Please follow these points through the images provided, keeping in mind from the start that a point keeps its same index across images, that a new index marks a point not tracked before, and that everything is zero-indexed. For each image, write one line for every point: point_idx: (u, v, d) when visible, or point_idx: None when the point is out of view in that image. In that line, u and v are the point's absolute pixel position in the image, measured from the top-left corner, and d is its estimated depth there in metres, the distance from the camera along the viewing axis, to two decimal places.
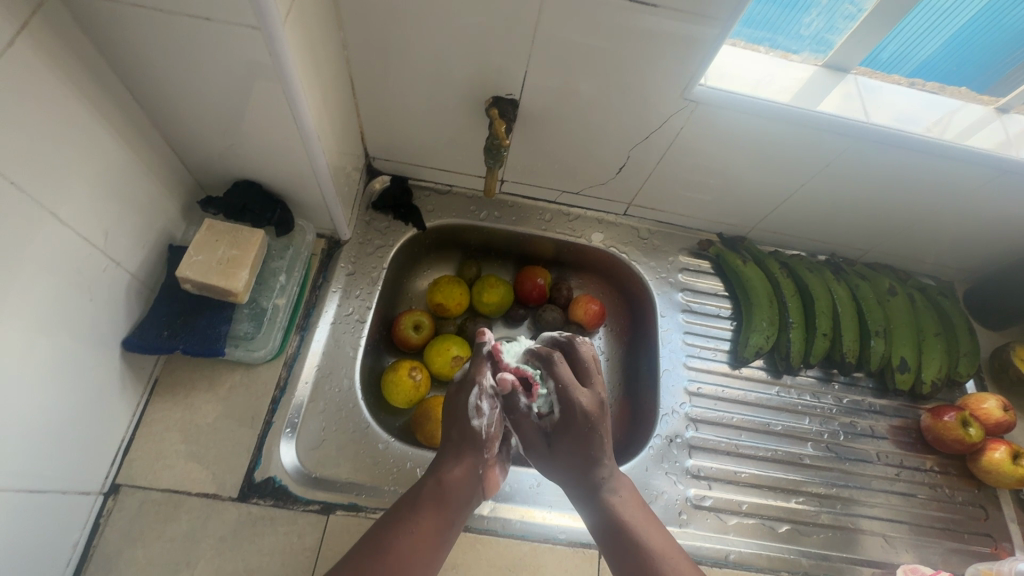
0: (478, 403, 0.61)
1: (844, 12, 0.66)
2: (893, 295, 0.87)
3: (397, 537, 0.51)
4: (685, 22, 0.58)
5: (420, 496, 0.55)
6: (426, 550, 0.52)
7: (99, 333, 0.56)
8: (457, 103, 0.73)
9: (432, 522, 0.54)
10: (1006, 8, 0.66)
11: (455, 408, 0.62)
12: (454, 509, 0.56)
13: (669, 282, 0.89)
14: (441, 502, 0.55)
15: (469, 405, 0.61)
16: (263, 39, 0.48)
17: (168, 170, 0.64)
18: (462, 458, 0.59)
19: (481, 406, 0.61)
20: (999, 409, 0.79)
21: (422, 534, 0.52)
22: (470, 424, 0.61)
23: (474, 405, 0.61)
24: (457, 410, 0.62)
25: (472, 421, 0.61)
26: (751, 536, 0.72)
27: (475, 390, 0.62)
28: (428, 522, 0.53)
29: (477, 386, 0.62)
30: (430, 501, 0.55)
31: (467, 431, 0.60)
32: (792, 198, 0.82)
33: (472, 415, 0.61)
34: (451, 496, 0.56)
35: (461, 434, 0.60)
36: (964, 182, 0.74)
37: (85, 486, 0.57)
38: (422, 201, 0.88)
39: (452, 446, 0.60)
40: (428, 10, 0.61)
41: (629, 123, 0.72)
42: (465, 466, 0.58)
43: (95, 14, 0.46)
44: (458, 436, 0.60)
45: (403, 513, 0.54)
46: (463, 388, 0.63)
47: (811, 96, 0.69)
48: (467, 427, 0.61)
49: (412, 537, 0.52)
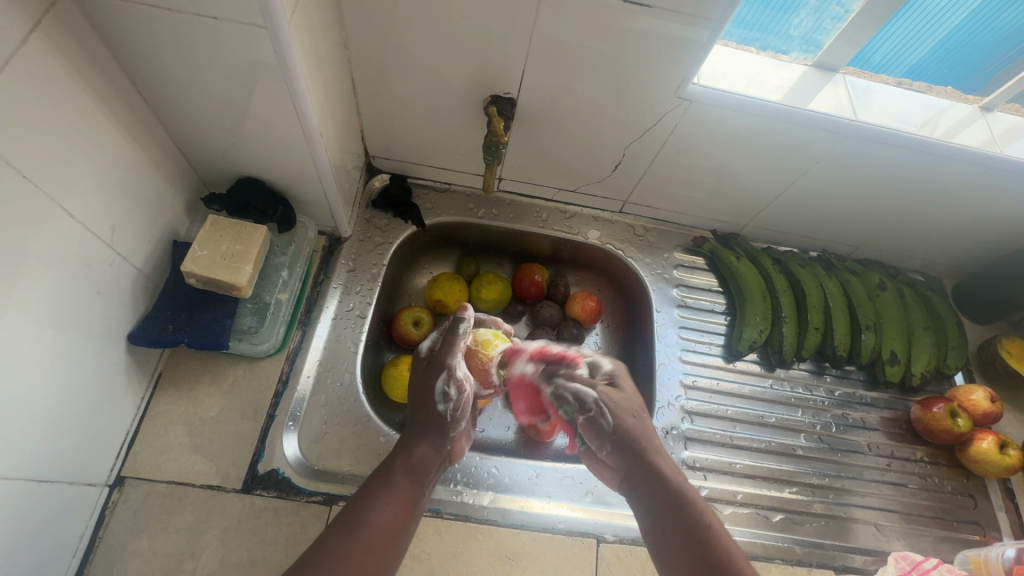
0: (445, 388, 0.60)
1: (831, 13, 0.68)
2: (882, 289, 0.89)
3: (372, 515, 0.48)
4: (679, 22, 0.60)
5: (393, 472, 0.52)
6: (399, 524, 0.49)
7: (105, 326, 0.57)
8: (456, 102, 0.75)
9: (403, 496, 0.51)
10: (992, 14, 0.67)
11: (423, 390, 0.60)
12: (423, 484, 0.54)
13: (664, 278, 0.91)
14: (415, 477, 0.53)
15: (435, 390, 0.60)
16: (269, 38, 0.49)
17: (173, 167, 0.65)
18: (430, 437, 0.57)
19: (449, 391, 0.60)
20: (987, 400, 0.81)
21: (392, 510, 0.49)
22: (436, 409, 0.59)
23: (440, 390, 0.60)
24: (423, 395, 0.60)
25: (439, 405, 0.59)
26: (746, 525, 0.73)
27: (442, 374, 0.60)
28: (402, 495, 0.51)
29: (445, 371, 0.61)
30: (403, 473, 0.53)
31: (434, 414, 0.59)
32: (784, 195, 0.84)
33: (438, 399, 0.59)
34: (424, 473, 0.55)
35: (427, 417, 0.59)
36: (951, 178, 0.76)
37: (90, 478, 0.58)
38: (421, 199, 0.89)
39: (416, 426, 0.58)
40: (429, 10, 0.62)
41: (624, 121, 0.74)
42: (432, 444, 0.57)
43: (105, 14, 0.47)
44: (422, 420, 0.59)
45: (377, 487, 0.51)
46: (432, 370, 0.61)
47: (801, 94, 0.71)
48: (433, 410, 0.59)
49: (384, 512, 0.49)
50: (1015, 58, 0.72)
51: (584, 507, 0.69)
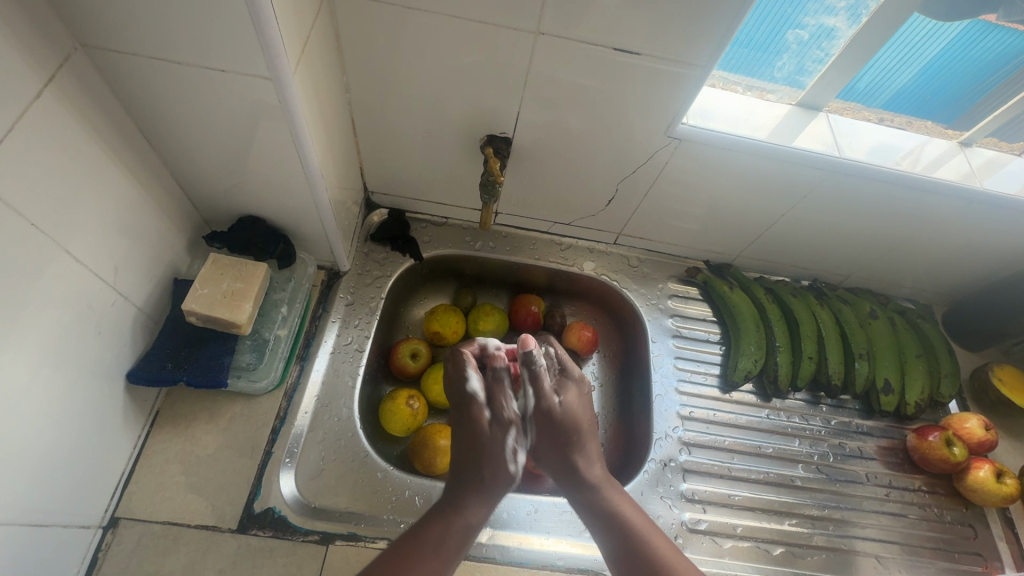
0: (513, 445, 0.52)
1: (813, 56, 0.72)
2: (874, 318, 0.91)
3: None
4: (667, 66, 0.63)
5: (423, 540, 0.47)
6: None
7: (104, 365, 0.57)
8: (453, 141, 0.77)
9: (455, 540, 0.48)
10: (969, 44, 0.70)
11: (466, 432, 0.53)
12: (457, 555, 0.48)
13: (659, 308, 0.92)
14: (449, 546, 0.47)
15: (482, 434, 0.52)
16: (274, 88, 0.51)
17: (176, 207, 0.66)
18: (477, 495, 0.50)
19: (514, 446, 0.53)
20: (982, 428, 0.82)
21: (443, 554, 0.47)
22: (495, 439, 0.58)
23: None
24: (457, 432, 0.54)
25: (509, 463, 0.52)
26: (747, 559, 0.73)
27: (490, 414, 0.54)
28: (429, 571, 0.45)
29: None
30: (432, 545, 0.47)
31: (486, 463, 0.51)
32: (774, 226, 0.86)
33: (509, 459, 0.52)
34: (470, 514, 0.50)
35: (478, 467, 0.51)
36: (936, 211, 0.78)
37: (84, 520, 0.57)
38: (419, 233, 0.91)
39: (467, 479, 0.51)
40: (427, 57, 0.65)
41: (616, 158, 0.76)
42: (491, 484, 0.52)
43: (117, 67, 0.49)
44: (476, 467, 0.51)
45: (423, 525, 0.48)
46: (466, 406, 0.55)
47: (786, 132, 0.74)
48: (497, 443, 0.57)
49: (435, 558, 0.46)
50: (994, 85, 0.74)
51: (583, 542, 0.68)
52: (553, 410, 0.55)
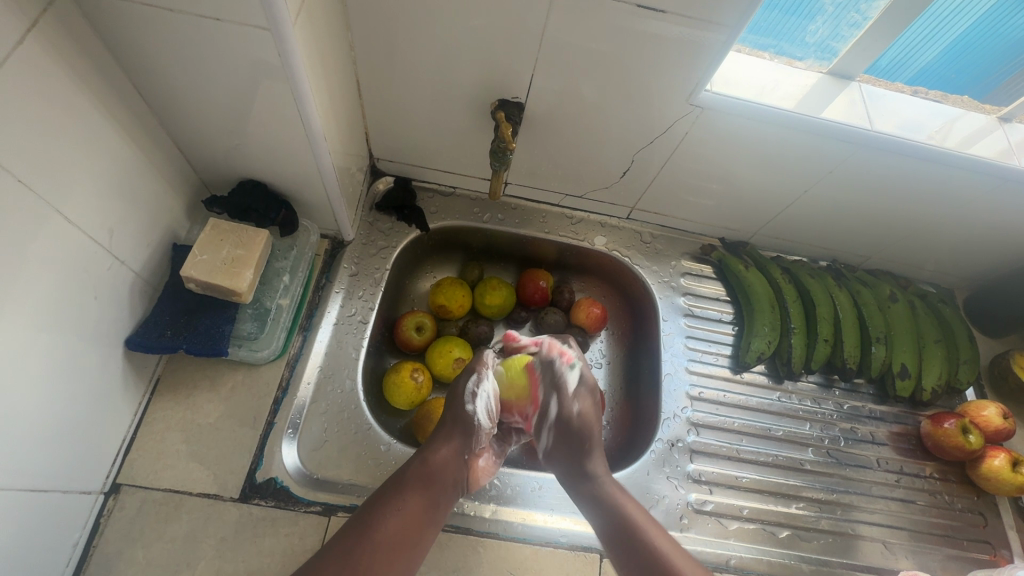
0: (474, 389, 0.66)
1: (849, 20, 0.67)
2: (894, 301, 0.88)
3: (384, 519, 0.53)
4: (694, 27, 0.58)
5: (405, 477, 0.57)
6: (407, 532, 0.53)
7: (102, 331, 0.56)
8: (463, 105, 0.73)
9: (420, 501, 0.56)
10: (1003, 18, 0.66)
11: (455, 398, 0.66)
12: (435, 490, 0.58)
13: (671, 286, 0.89)
14: (429, 484, 0.57)
15: (466, 391, 0.66)
16: (272, 40, 0.48)
17: (173, 168, 0.64)
18: (452, 441, 0.62)
19: (477, 393, 0.66)
20: (999, 416, 0.80)
21: (410, 514, 0.54)
22: (465, 409, 0.65)
23: (470, 390, 0.66)
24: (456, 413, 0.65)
25: (466, 403, 0.65)
26: (752, 541, 0.72)
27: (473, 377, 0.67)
28: (409, 506, 0.55)
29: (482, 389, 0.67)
30: (417, 479, 0.57)
31: (461, 413, 0.65)
32: (795, 203, 0.82)
33: (467, 398, 0.66)
34: (437, 477, 0.59)
35: (455, 418, 0.65)
36: (968, 190, 0.75)
37: (85, 485, 0.57)
38: (425, 203, 0.88)
39: (444, 429, 0.64)
40: (436, 13, 0.61)
41: (633, 127, 0.72)
42: (451, 446, 0.62)
43: (104, 14, 0.46)
44: (450, 418, 0.65)
45: (386, 495, 0.55)
46: (461, 377, 0.68)
47: (815, 102, 0.70)
48: (465, 413, 0.65)
49: (401, 518, 0.53)
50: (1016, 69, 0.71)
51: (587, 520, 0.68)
52: (569, 421, 0.65)
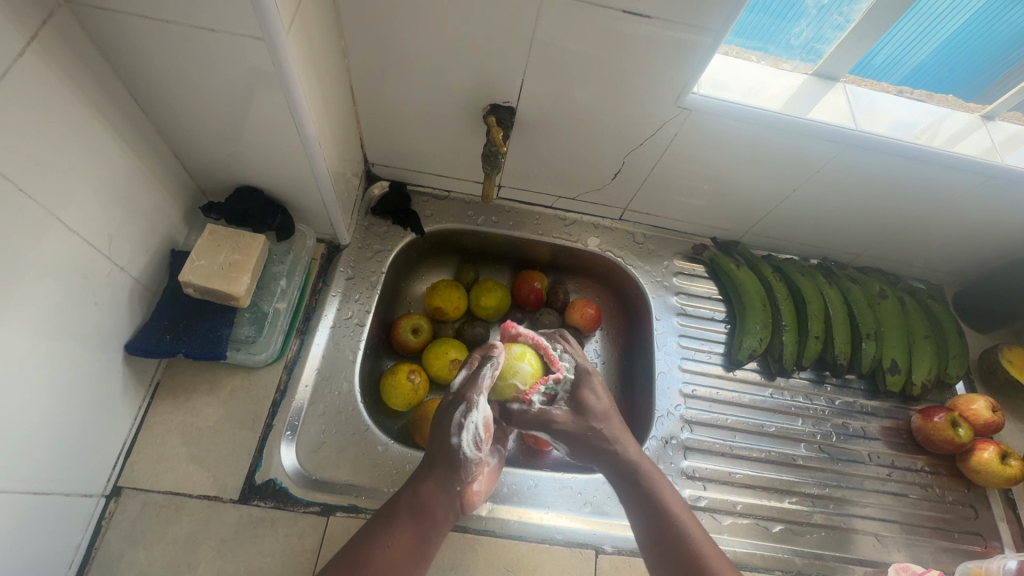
0: (461, 421, 0.60)
1: (832, 22, 0.68)
2: (883, 298, 0.89)
3: (374, 554, 0.53)
4: (679, 31, 0.60)
5: (396, 510, 0.57)
6: (399, 565, 0.54)
7: (102, 336, 0.57)
8: (455, 110, 0.74)
9: (409, 532, 0.56)
10: (995, 15, 0.67)
11: (442, 425, 0.61)
12: (426, 522, 0.57)
13: (664, 286, 0.91)
14: (419, 516, 0.57)
15: (453, 421, 0.60)
16: (266, 49, 0.49)
17: (171, 176, 0.65)
18: (439, 472, 0.60)
19: (466, 424, 0.60)
20: (988, 410, 0.81)
21: (398, 546, 0.54)
22: (449, 441, 0.60)
23: (458, 422, 0.61)
24: (442, 439, 0.60)
25: (452, 437, 0.60)
26: (746, 536, 0.73)
27: (463, 406, 0.61)
28: (399, 539, 0.55)
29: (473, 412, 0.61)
30: (407, 511, 0.57)
31: (446, 446, 0.60)
32: (784, 202, 0.84)
33: (454, 431, 0.60)
34: (428, 508, 0.57)
35: (441, 449, 0.60)
36: (953, 188, 0.76)
37: (86, 489, 0.58)
38: (420, 206, 0.89)
39: (430, 460, 0.61)
40: (427, 20, 0.62)
41: (622, 129, 0.74)
42: (438, 478, 0.59)
43: (102, 26, 0.47)
44: (436, 448, 0.61)
45: (379, 527, 0.55)
46: (452, 403, 0.62)
47: (801, 103, 0.71)
48: (449, 446, 0.60)
49: (389, 550, 0.54)
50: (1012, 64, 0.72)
51: (583, 517, 0.69)
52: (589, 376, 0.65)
